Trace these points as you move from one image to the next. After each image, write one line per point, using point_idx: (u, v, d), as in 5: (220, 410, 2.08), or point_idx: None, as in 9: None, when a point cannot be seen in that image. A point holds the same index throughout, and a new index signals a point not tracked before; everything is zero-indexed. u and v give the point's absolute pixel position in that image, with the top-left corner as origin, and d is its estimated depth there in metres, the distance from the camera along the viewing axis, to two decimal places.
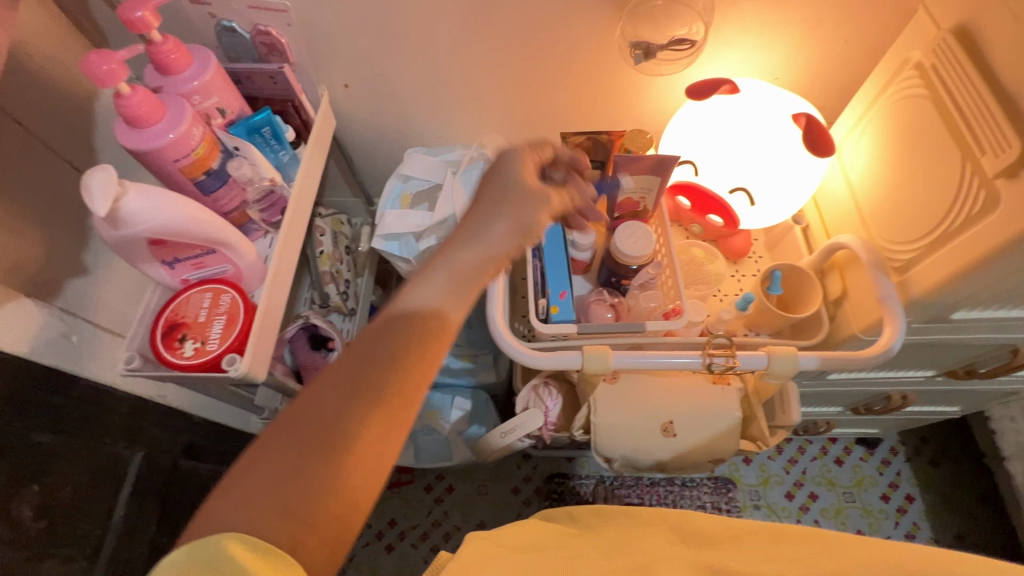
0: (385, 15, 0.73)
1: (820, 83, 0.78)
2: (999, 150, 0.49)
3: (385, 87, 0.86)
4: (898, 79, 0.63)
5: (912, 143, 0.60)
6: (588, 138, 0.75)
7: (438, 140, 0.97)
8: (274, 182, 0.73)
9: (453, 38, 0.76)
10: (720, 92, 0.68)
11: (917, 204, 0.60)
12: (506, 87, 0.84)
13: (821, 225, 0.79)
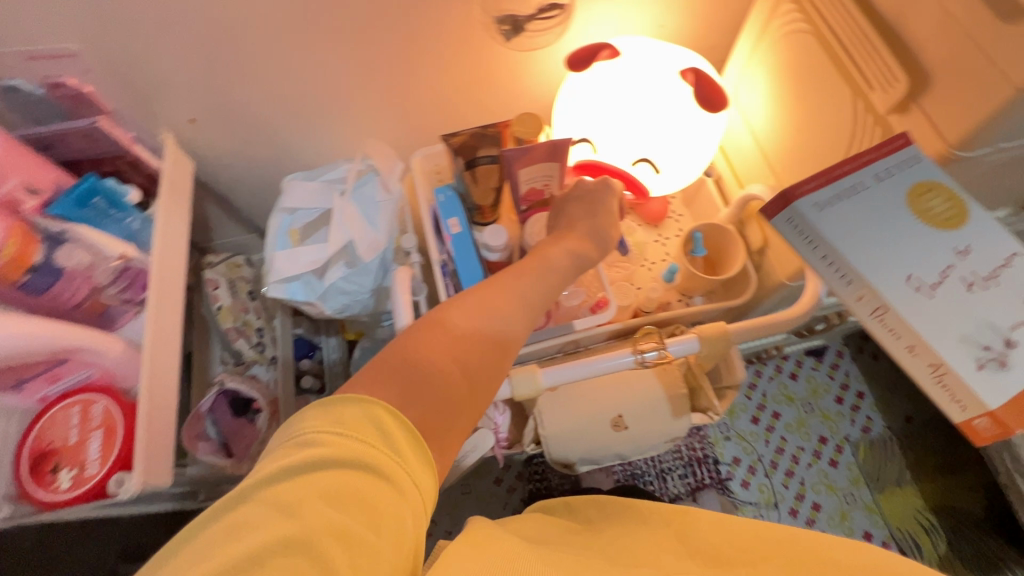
0: (207, 35, 0.62)
1: (707, 24, 0.73)
2: (888, 86, 0.45)
3: (238, 112, 0.75)
4: (780, 13, 0.58)
5: (804, 83, 0.56)
6: (473, 134, 0.70)
7: (319, 156, 0.87)
8: (126, 257, 0.62)
9: (296, 46, 0.67)
10: (602, 58, 0.63)
11: (819, 147, 0.57)
12: (376, 88, 0.75)
13: (733, 175, 0.76)
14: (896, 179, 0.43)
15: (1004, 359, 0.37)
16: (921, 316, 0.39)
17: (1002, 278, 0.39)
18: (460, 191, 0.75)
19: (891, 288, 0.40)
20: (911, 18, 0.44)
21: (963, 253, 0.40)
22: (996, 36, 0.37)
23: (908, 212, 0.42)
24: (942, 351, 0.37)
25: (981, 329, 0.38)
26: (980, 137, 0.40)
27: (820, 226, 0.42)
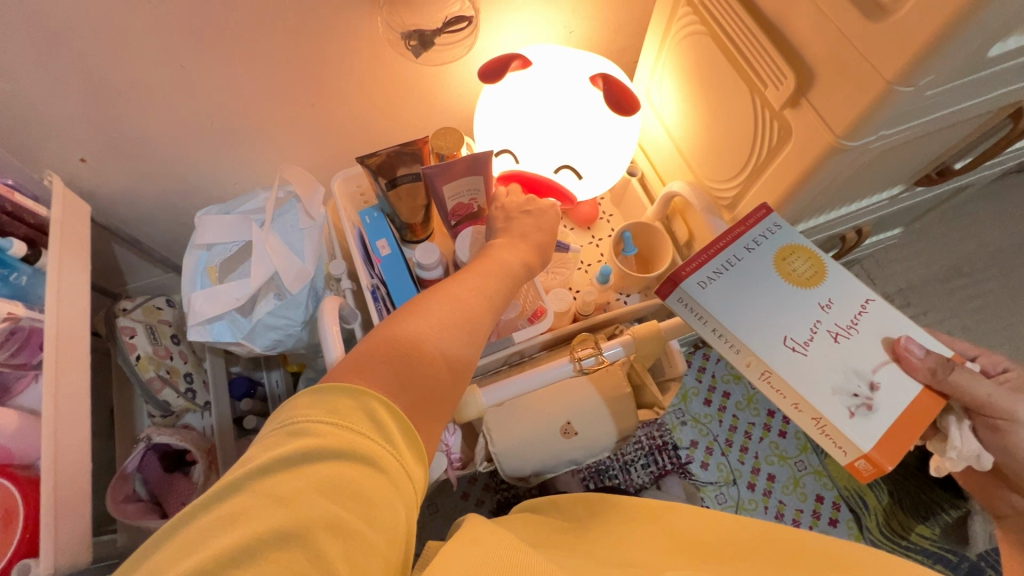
0: (84, 66, 0.58)
1: (616, 27, 0.75)
2: (779, 82, 0.47)
3: (135, 146, 0.70)
4: (678, 17, 0.60)
5: (708, 83, 0.58)
6: (392, 153, 0.68)
7: (235, 185, 0.82)
8: (14, 316, 0.56)
9: (190, 73, 0.63)
10: (513, 68, 0.62)
11: (728, 142, 0.59)
12: (286, 110, 0.72)
13: (655, 172, 0.77)
14: (766, 273, 0.51)
15: (868, 402, 0.46)
16: (803, 378, 0.47)
17: (858, 327, 0.49)
18: (386, 212, 0.73)
19: (774, 353, 0.48)
20: (790, 17, 0.45)
21: (826, 309, 0.49)
22: (862, 32, 0.39)
23: (779, 280, 0.51)
24: (823, 404, 0.46)
25: (850, 377, 0.47)
26: (862, 127, 0.42)
27: (710, 305, 0.50)
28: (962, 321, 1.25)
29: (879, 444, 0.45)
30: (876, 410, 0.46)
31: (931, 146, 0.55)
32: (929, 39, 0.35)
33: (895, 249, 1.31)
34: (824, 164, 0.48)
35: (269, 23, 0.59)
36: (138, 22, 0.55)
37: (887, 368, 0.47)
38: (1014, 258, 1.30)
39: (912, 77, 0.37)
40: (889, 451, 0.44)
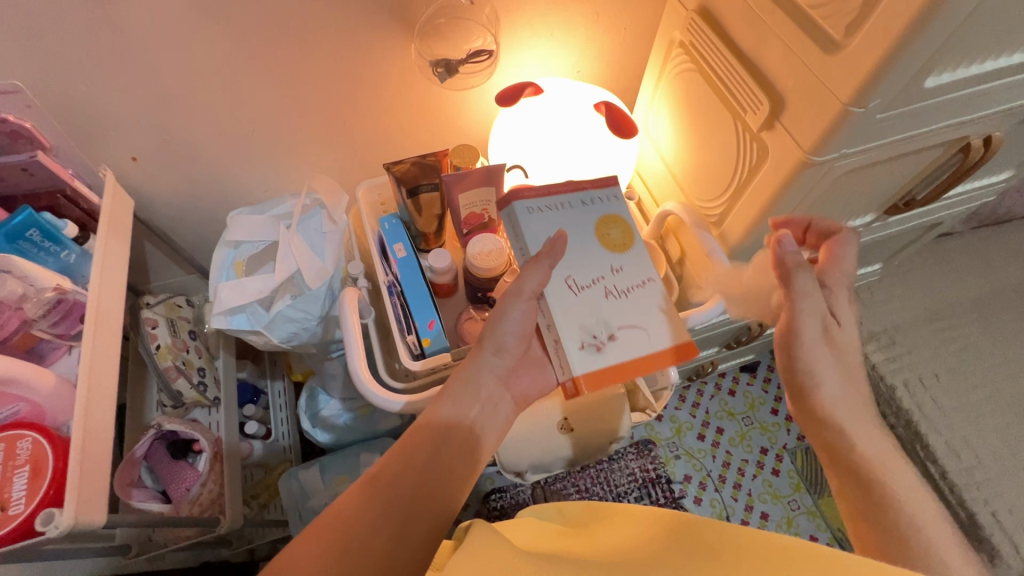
0: (152, 76, 0.66)
1: (619, 68, 0.85)
2: (756, 107, 0.55)
3: (183, 150, 0.77)
4: (672, 57, 0.69)
5: (698, 112, 0.66)
6: (415, 164, 0.75)
7: (266, 194, 0.90)
8: (61, 288, 0.62)
9: (241, 87, 0.71)
10: (527, 95, 0.70)
11: (715, 165, 0.66)
12: (322, 125, 0.80)
13: (650, 197, 0.85)
14: (585, 228, 0.60)
15: (601, 345, 0.55)
16: (565, 309, 0.55)
17: (631, 294, 0.58)
18: (405, 219, 0.79)
19: (556, 286, 0.56)
20: (763, 55, 0.54)
21: (614, 271, 0.59)
22: (820, 64, 0.47)
23: (594, 237, 0.60)
24: (566, 331, 0.55)
25: (598, 324, 0.56)
26: (825, 144, 0.49)
27: (528, 232, 0.57)
28: (945, 361, 1.30)
29: (587, 374, 0.53)
30: (604, 352, 0.55)
31: (892, 174, 0.63)
32: (875, 65, 0.43)
33: (878, 289, 1.38)
34: (796, 178, 0.55)
35: (317, 45, 0.69)
36: (206, 36, 0.64)
37: (631, 332, 0.56)
38: (992, 303, 1.36)
39: (861, 100, 0.45)
40: (590, 381, 0.53)
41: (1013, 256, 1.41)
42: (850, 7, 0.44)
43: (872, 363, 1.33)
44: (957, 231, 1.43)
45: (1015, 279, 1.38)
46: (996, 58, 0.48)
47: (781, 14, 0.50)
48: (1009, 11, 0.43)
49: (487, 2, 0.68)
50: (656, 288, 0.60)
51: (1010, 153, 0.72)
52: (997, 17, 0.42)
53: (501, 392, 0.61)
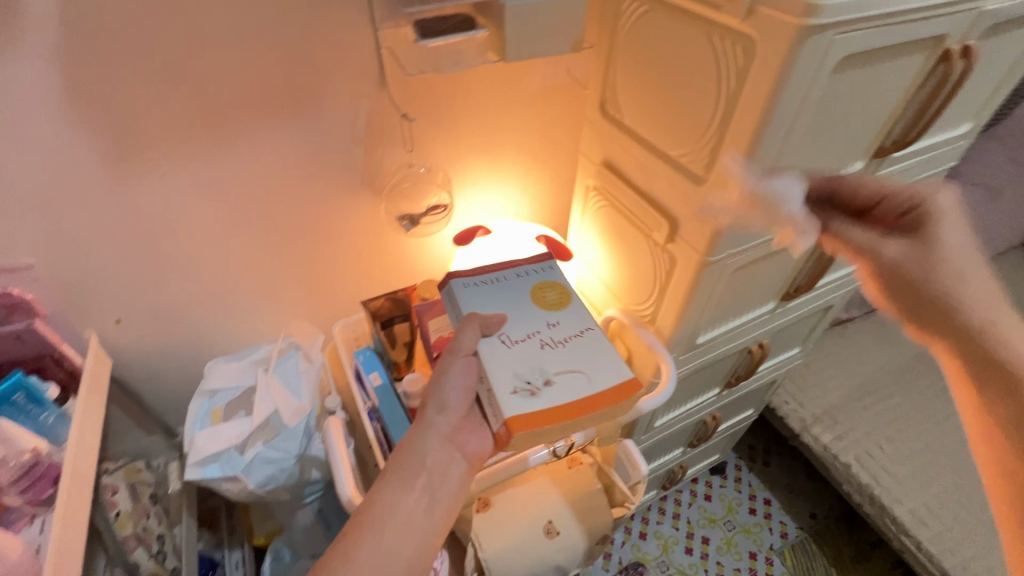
0: (153, 245, 0.76)
1: (552, 207, 1.04)
2: (659, 226, 0.71)
3: (168, 309, 0.84)
4: (589, 198, 0.87)
5: (618, 234, 0.82)
6: (388, 299, 0.85)
7: (242, 344, 0.95)
8: (38, 450, 0.63)
9: (230, 247, 0.82)
10: (478, 236, 0.86)
11: (639, 273, 0.81)
12: (301, 274, 0.90)
13: (594, 307, 0.97)
14: (522, 298, 0.71)
15: (534, 390, 0.61)
16: (497, 359, 0.63)
17: (567, 343, 0.67)
18: (378, 350, 0.86)
19: (490, 344, 0.64)
20: (654, 188, 0.71)
21: (549, 325, 0.68)
22: (695, 190, 0.64)
23: (528, 299, 0.71)
24: (501, 379, 0.61)
25: (532, 371, 0.63)
26: (714, 245, 0.65)
27: (465, 301, 0.68)
28: (884, 433, 1.41)
29: (517, 419, 0.58)
30: (539, 396, 0.61)
31: (773, 266, 0.80)
32: (728, 190, 0.59)
33: (807, 373, 1.54)
34: (702, 274, 0.69)
35: (299, 206, 0.82)
36: (206, 208, 0.76)
37: (564, 376, 0.63)
38: (904, 373, 1.54)
39: (729, 212, 0.61)
40: (526, 423, 0.58)
41: (908, 332, 1.63)
42: (704, 154, 0.61)
43: (823, 444, 1.43)
44: (858, 316, 1.65)
45: (915, 351, 1.58)
46: (817, 177, 0.66)
47: (660, 160, 0.68)
48: (811, 146, 0.59)
49: (440, 169, 0.87)
50: (594, 334, 0.69)
51: None
52: (805, 153, 0.59)
53: (450, 454, 0.63)
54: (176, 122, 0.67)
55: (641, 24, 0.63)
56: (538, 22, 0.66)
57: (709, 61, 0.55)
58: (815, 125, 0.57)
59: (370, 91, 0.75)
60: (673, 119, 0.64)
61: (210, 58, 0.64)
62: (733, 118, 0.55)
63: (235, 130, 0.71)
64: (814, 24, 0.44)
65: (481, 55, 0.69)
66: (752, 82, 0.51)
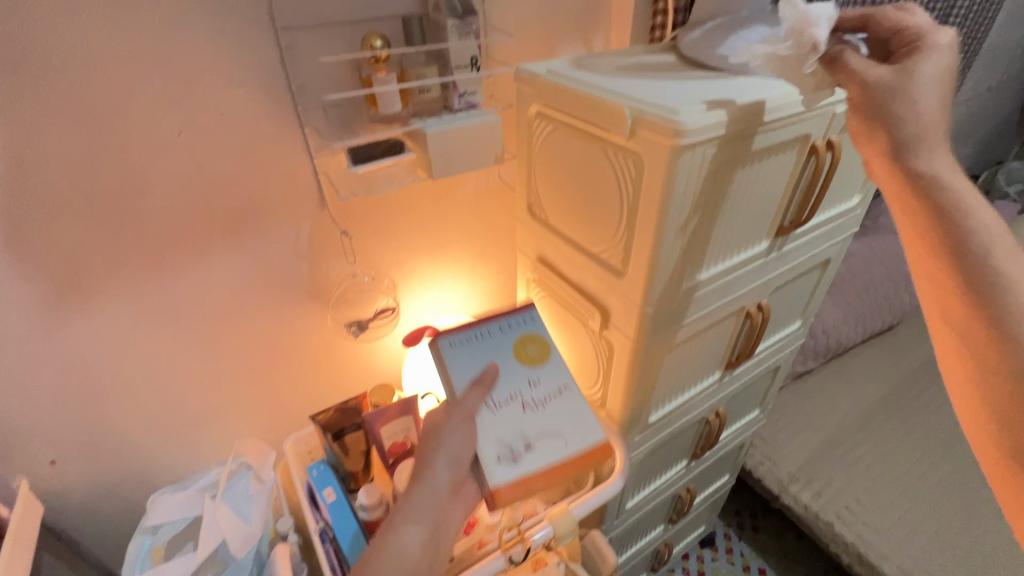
0: (91, 379, 0.75)
1: (501, 296, 1.08)
2: (592, 315, 0.75)
3: (109, 444, 0.81)
4: (528, 289, 0.91)
5: (558, 323, 0.86)
6: (338, 410, 0.84)
7: (191, 470, 0.91)
8: None
9: (174, 373, 0.81)
10: (426, 336, 0.88)
11: (582, 359, 0.83)
12: (251, 390, 0.89)
13: None
14: (510, 355, 0.74)
15: (514, 456, 0.67)
16: (486, 427, 0.68)
17: (548, 404, 0.72)
18: (332, 461, 0.85)
19: (481, 412, 0.68)
20: (583, 280, 0.76)
21: (530, 384, 0.72)
22: (617, 282, 0.68)
23: (514, 357, 0.74)
24: (486, 446, 0.66)
25: (515, 435, 0.68)
26: (642, 330, 0.68)
27: (456, 367, 0.71)
28: (859, 485, 1.41)
29: (501, 488, 0.65)
30: (518, 462, 0.67)
31: (708, 340, 0.84)
32: (644, 280, 0.63)
33: (776, 430, 1.55)
34: (637, 357, 0.72)
35: (246, 325, 0.83)
36: (148, 337, 0.76)
37: (543, 441, 0.69)
38: (869, 420, 1.56)
39: (649, 301, 0.65)
40: (508, 492, 0.65)
41: (865, 378, 1.68)
42: (618, 251, 0.66)
43: (804, 503, 1.40)
44: (816, 368, 1.70)
45: (875, 396, 1.63)
46: (727, 258, 0.72)
47: (584, 256, 0.73)
48: (712, 233, 0.66)
49: (384, 275, 0.90)
50: (571, 393, 0.73)
51: (788, 309, 0.97)
52: (708, 240, 0.65)
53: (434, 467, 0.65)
54: (116, 259, 0.69)
55: (549, 139, 0.70)
56: (459, 142, 0.74)
57: (608, 170, 0.62)
58: (710, 217, 0.63)
59: (311, 213, 0.80)
60: (589, 218, 0.69)
61: (152, 198, 0.68)
62: (636, 218, 0.61)
63: (176, 260, 0.73)
64: (683, 143, 0.51)
65: (411, 173, 0.76)
66: (645, 189, 0.57)
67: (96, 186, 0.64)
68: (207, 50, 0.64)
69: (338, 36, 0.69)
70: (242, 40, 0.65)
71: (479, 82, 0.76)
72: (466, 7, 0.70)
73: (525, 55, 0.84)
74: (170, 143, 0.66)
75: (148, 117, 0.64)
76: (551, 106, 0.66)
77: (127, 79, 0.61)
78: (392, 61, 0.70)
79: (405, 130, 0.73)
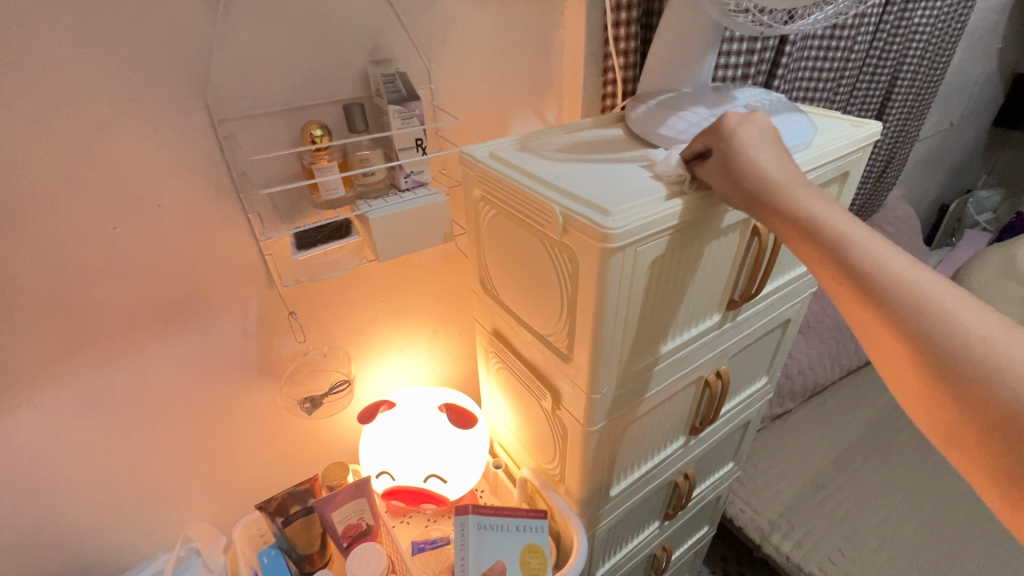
0: (26, 475, 0.72)
1: (464, 358, 1.06)
2: (545, 395, 0.73)
3: (45, 540, 0.77)
4: (487, 359, 0.89)
5: (516, 395, 0.84)
6: (286, 494, 0.83)
7: (137, 557, 0.87)
8: None
9: (117, 461, 0.78)
10: (382, 410, 0.84)
11: (540, 434, 0.82)
12: (200, 470, 0.86)
13: (512, 461, 0.95)
14: (515, 546, 0.74)
15: None
16: None
17: None
18: (284, 546, 0.81)
19: None
20: (534, 358, 0.75)
21: None
22: (565, 366, 0.67)
23: (518, 565, 0.73)
24: None
25: None
26: (592, 416, 0.67)
27: (467, 547, 0.73)
28: (840, 532, 1.39)
29: None
30: None
31: (667, 411, 0.82)
32: (588, 369, 0.62)
33: (756, 475, 1.52)
34: (589, 441, 0.70)
35: (193, 407, 0.81)
36: (85, 428, 0.73)
37: None
38: (849, 462, 1.55)
39: (595, 388, 0.64)
40: None
41: (843, 418, 1.67)
42: (563, 336, 0.65)
43: (785, 554, 1.37)
44: (794, 408, 1.69)
45: (854, 437, 1.62)
46: (678, 335, 0.71)
47: (533, 336, 0.72)
48: (656, 317, 0.65)
49: (338, 348, 0.88)
50: None
51: (751, 370, 0.96)
52: (652, 324, 0.65)
53: None
54: (50, 353, 0.67)
55: (494, 222, 0.69)
56: (407, 224, 0.73)
57: (547, 261, 0.61)
58: (652, 303, 0.62)
59: (259, 292, 0.79)
60: (535, 301, 0.69)
61: (86, 292, 0.66)
62: (576, 309, 0.60)
63: (114, 349, 0.71)
64: (613, 246, 0.51)
65: (356, 257, 0.75)
66: (582, 284, 0.57)
67: (25, 284, 0.62)
68: (143, 144, 0.63)
69: (280, 123, 0.70)
70: (180, 133, 0.64)
71: (427, 161, 0.76)
72: (408, 92, 0.70)
73: (476, 128, 0.85)
74: (106, 237, 0.65)
75: (81, 214, 0.62)
76: (491, 193, 0.66)
77: (57, 179, 0.60)
78: (335, 148, 0.71)
79: (351, 214, 0.72)
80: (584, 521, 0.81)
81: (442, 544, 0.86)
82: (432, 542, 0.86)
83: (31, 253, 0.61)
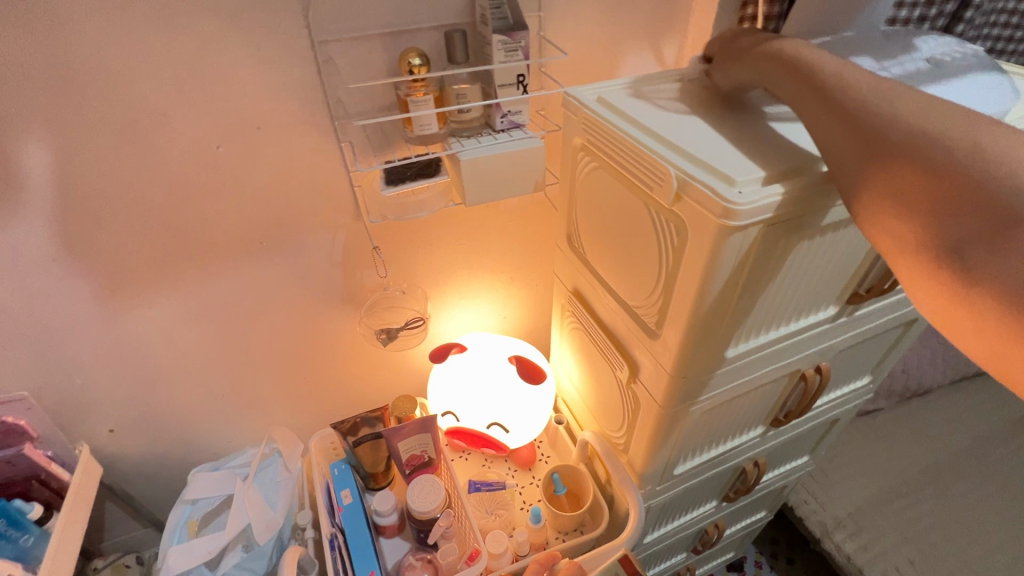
0: (142, 364, 0.81)
1: (538, 311, 1.04)
2: (622, 366, 0.70)
3: (157, 421, 0.88)
4: (565, 316, 0.85)
5: (590, 357, 0.81)
6: (359, 418, 0.88)
7: (229, 446, 0.98)
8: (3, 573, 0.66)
9: (214, 364, 0.86)
10: (453, 352, 0.85)
11: (610, 401, 0.79)
12: (285, 380, 0.93)
13: (575, 419, 0.94)
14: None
15: None
16: None
17: None
18: (354, 462, 0.87)
19: None
20: (616, 326, 0.70)
21: None
22: (650, 342, 0.62)
23: None
24: None
25: None
26: (672, 397, 0.62)
27: None
28: (916, 544, 1.27)
29: None
30: None
31: (750, 400, 0.76)
32: (676, 350, 0.57)
33: (831, 470, 1.42)
34: (663, 422, 0.66)
35: (279, 325, 0.86)
36: (189, 331, 0.80)
37: None
38: (941, 475, 1.40)
39: (680, 371, 0.59)
40: None
41: (945, 426, 1.50)
42: (654, 311, 0.60)
43: (847, 554, 1.28)
44: (886, 406, 1.54)
45: (953, 450, 1.45)
46: (785, 324, 0.63)
47: (618, 303, 0.67)
48: (763, 304, 0.57)
49: (416, 287, 0.89)
50: None
51: (855, 368, 0.86)
52: (758, 310, 0.57)
53: None
54: (163, 258, 0.72)
55: (594, 176, 0.63)
56: (499, 169, 0.69)
57: (651, 228, 0.55)
58: (765, 287, 0.55)
59: (346, 224, 0.79)
60: (626, 268, 0.63)
61: (191, 208, 0.70)
62: (675, 286, 0.54)
63: (216, 263, 0.76)
64: (735, 224, 0.44)
65: (444, 198, 0.73)
66: (687, 259, 0.50)
67: (138, 195, 0.66)
68: (244, 64, 0.62)
69: (378, 48, 0.66)
70: (278, 53, 0.62)
71: (527, 101, 0.70)
72: (517, 21, 0.63)
73: (584, 66, 0.76)
74: (209, 156, 0.66)
75: (188, 132, 0.64)
76: (595, 143, 0.60)
77: (164, 95, 0.61)
78: (432, 79, 0.66)
79: (442, 153, 0.69)
80: (643, 494, 0.79)
81: (496, 488, 0.88)
82: (488, 485, 0.88)
83: (142, 166, 0.64)
